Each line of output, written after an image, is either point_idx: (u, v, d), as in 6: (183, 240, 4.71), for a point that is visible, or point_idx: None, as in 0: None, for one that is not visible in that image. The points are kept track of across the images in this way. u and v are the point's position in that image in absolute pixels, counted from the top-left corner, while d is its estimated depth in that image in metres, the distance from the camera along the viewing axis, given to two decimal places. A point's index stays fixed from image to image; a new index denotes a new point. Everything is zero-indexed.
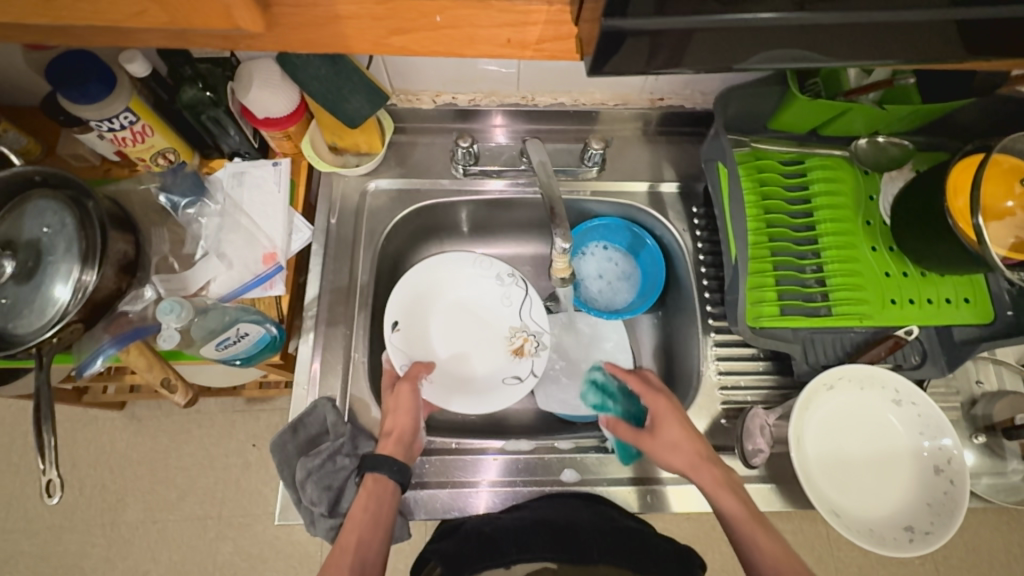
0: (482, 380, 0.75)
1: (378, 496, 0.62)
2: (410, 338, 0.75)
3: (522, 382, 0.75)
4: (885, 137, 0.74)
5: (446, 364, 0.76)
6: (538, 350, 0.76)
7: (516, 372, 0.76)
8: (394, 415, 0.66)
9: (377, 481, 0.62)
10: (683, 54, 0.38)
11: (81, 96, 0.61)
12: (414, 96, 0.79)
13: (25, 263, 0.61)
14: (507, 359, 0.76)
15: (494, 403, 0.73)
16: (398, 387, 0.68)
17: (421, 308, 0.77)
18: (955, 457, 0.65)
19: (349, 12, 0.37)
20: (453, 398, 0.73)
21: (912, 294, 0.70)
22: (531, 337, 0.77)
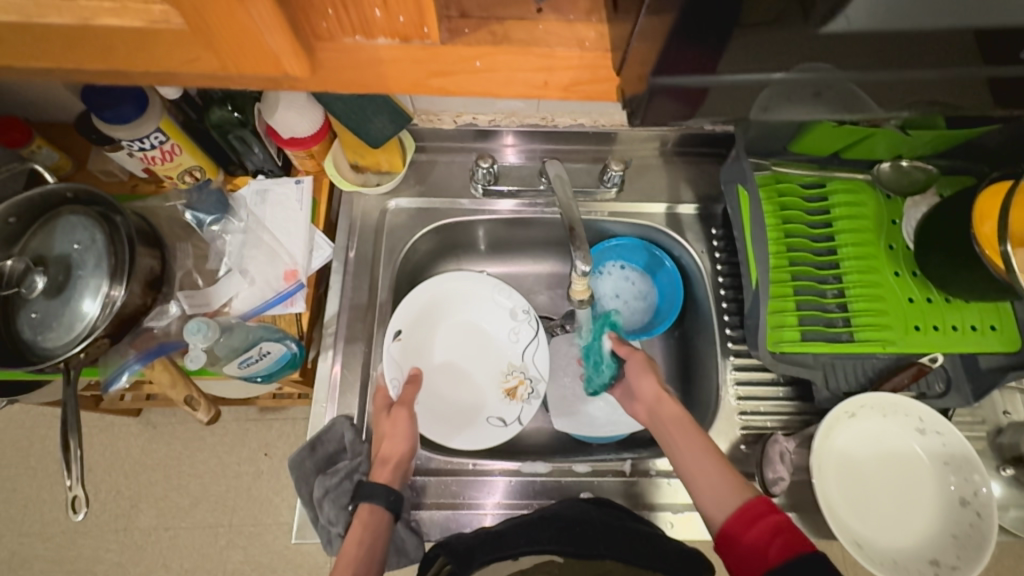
0: (470, 412, 0.75)
1: (372, 528, 0.59)
2: (409, 349, 0.75)
3: (502, 428, 0.73)
4: (909, 161, 0.73)
5: (439, 386, 0.76)
6: (530, 397, 0.75)
7: (501, 416, 0.74)
8: (391, 439, 0.64)
9: (373, 512, 0.60)
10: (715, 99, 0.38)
11: (114, 117, 0.64)
12: (435, 117, 0.79)
13: (55, 278, 0.62)
14: (497, 399, 0.76)
15: (474, 441, 0.72)
16: (395, 411, 0.67)
17: (427, 323, 0.78)
18: (981, 489, 0.63)
19: (391, 57, 0.38)
20: (438, 427, 0.73)
21: (936, 320, 0.68)
22: (527, 380, 0.76)
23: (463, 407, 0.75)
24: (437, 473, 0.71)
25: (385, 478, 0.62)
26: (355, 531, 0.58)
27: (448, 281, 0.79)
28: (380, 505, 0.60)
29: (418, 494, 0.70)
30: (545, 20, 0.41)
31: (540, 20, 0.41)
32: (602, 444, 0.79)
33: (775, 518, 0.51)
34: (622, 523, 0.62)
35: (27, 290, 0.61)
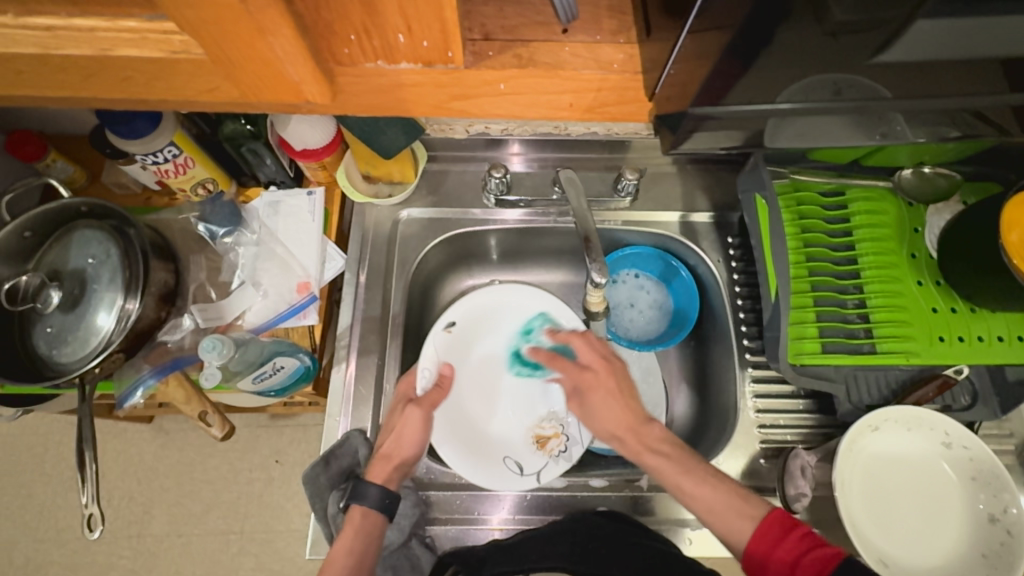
0: (493, 442, 0.72)
1: (366, 533, 0.60)
2: (457, 345, 0.75)
3: (517, 476, 0.69)
4: (931, 167, 0.72)
5: (470, 400, 0.74)
6: (558, 455, 0.70)
7: (520, 462, 0.70)
8: (393, 439, 0.64)
9: (366, 516, 0.60)
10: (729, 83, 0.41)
11: (128, 132, 0.64)
12: (448, 127, 0.79)
13: (71, 293, 0.62)
14: (526, 442, 0.72)
15: (483, 478, 0.68)
16: (408, 409, 0.66)
17: (484, 324, 0.77)
18: (1013, 506, 0.60)
19: (412, 81, 0.45)
20: (451, 440, 0.70)
21: (962, 331, 0.66)
22: (563, 436, 0.72)
23: (486, 434, 0.73)
24: (451, 487, 0.70)
25: (382, 477, 0.62)
26: (345, 536, 0.59)
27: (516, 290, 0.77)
28: (372, 508, 0.60)
29: (432, 509, 0.69)
30: (568, 46, 0.48)
31: (562, 43, 0.49)
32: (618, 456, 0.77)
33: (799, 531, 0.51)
34: (637, 540, 0.61)
35: (43, 304, 0.61)
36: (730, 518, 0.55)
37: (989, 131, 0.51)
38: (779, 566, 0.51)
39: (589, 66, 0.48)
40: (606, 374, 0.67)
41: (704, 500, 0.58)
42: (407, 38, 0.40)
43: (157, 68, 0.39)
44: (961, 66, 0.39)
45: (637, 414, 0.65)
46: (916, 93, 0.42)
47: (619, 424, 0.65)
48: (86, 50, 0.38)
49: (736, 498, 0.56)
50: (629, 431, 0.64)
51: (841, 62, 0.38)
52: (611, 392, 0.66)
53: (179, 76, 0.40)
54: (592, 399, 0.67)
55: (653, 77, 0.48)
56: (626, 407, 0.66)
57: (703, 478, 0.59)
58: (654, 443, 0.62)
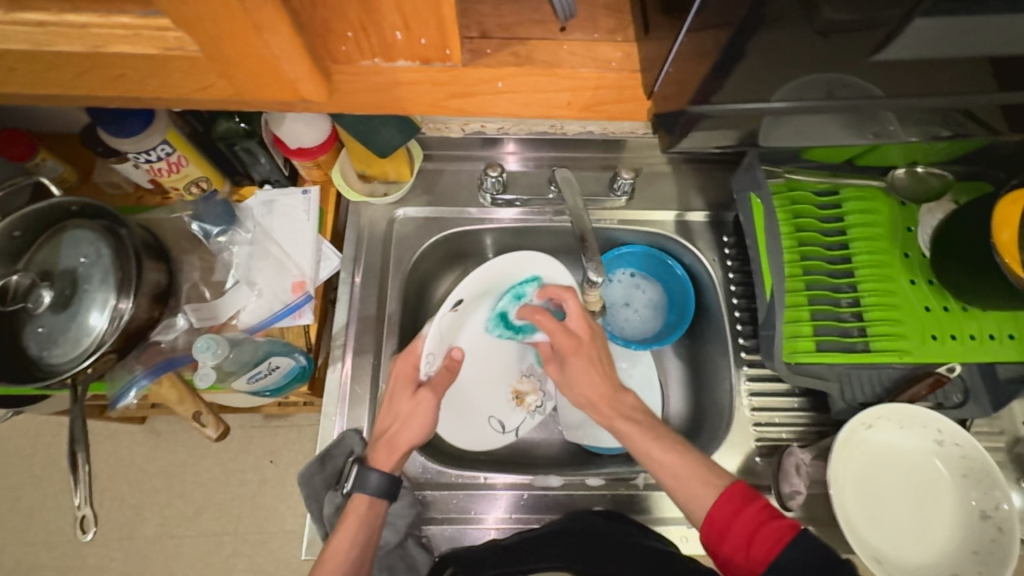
0: (476, 406, 0.74)
1: (369, 524, 0.59)
2: (458, 320, 0.70)
3: (497, 434, 0.75)
4: (924, 166, 0.72)
5: (462, 369, 0.73)
6: (535, 410, 0.77)
7: (502, 421, 0.75)
8: (403, 429, 0.62)
9: (371, 505, 0.60)
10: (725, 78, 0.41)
11: (119, 130, 0.63)
12: (443, 126, 0.79)
13: (62, 293, 0.61)
14: (505, 398, 0.76)
15: (469, 440, 0.73)
16: (420, 393, 0.63)
17: (486, 295, 0.71)
18: (1004, 503, 0.61)
19: (410, 79, 0.45)
20: (445, 418, 0.72)
21: (954, 329, 0.67)
22: (538, 391, 0.77)
23: (473, 399, 0.74)
24: (447, 487, 0.70)
25: (385, 463, 0.62)
26: (348, 527, 0.59)
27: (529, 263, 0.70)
28: (376, 495, 0.60)
29: (427, 509, 0.69)
30: (566, 45, 0.48)
31: (561, 42, 0.48)
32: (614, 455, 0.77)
33: (756, 505, 0.52)
34: (634, 540, 0.61)
35: (34, 304, 0.61)
36: (691, 485, 0.56)
37: (978, 130, 0.51)
38: (735, 537, 0.52)
39: (587, 65, 0.48)
40: (588, 344, 0.66)
41: (671, 466, 0.58)
42: (404, 35, 0.40)
43: (151, 65, 0.39)
44: (954, 65, 0.40)
45: (612, 382, 0.65)
46: (906, 92, 0.43)
47: (596, 391, 0.65)
48: (78, 46, 0.38)
49: (700, 465, 0.58)
50: (608, 395, 0.64)
51: (834, 60, 0.39)
52: (592, 361, 0.65)
53: (174, 73, 0.40)
54: (572, 365, 0.66)
55: (652, 76, 0.48)
56: (604, 377, 0.65)
57: (670, 444, 0.60)
58: (629, 410, 0.64)
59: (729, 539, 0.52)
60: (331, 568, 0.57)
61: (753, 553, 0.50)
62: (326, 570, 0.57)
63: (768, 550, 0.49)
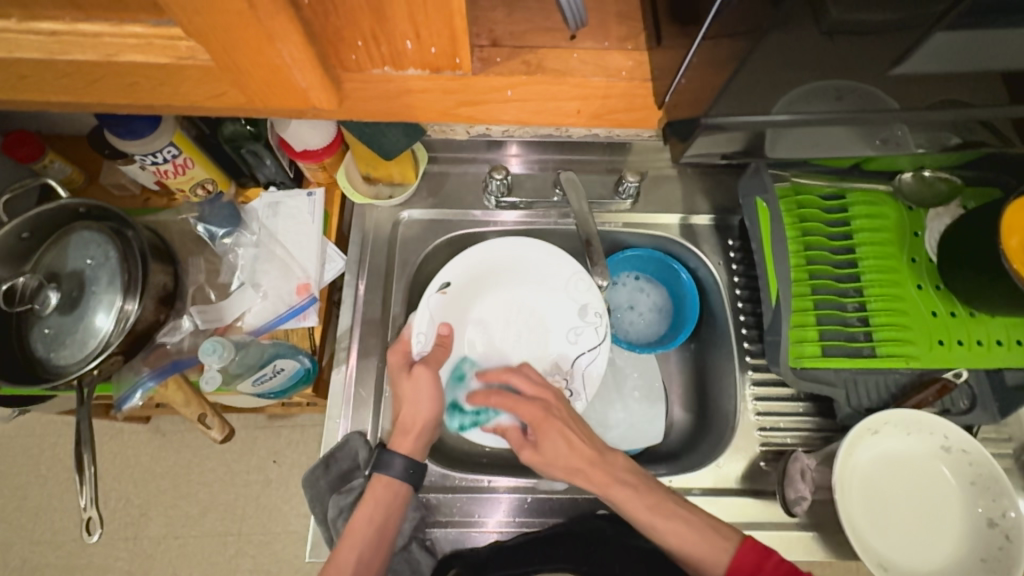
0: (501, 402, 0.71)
1: (386, 504, 0.62)
2: (455, 306, 0.73)
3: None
4: (932, 171, 0.71)
5: (472, 360, 0.73)
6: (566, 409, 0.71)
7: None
8: (413, 406, 0.64)
9: (389, 486, 0.62)
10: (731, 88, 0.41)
11: (127, 132, 0.63)
12: (448, 128, 0.78)
13: (69, 294, 0.62)
14: None
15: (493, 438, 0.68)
16: (416, 370, 0.66)
17: (482, 283, 0.74)
18: (1011, 510, 0.61)
19: (419, 87, 0.45)
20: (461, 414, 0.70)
21: (961, 335, 0.66)
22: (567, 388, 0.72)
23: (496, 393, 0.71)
24: (451, 490, 0.70)
25: (407, 447, 0.63)
26: (367, 506, 0.61)
27: (521, 248, 0.74)
28: (396, 478, 0.62)
29: (431, 512, 0.69)
30: (576, 53, 0.48)
31: (570, 50, 0.49)
32: None
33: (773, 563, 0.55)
34: (632, 544, 0.62)
35: (41, 306, 0.61)
36: (699, 547, 0.58)
37: (988, 138, 0.51)
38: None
39: (597, 73, 0.48)
40: (555, 406, 0.65)
41: (675, 534, 0.58)
42: (415, 45, 0.41)
43: (161, 72, 0.39)
44: (966, 74, 0.39)
45: (595, 446, 0.63)
46: (916, 102, 0.42)
47: (577, 458, 0.62)
48: (90, 55, 0.38)
49: (706, 531, 0.58)
50: (595, 462, 0.62)
51: (845, 70, 0.38)
52: (564, 427, 0.64)
53: (184, 82, 0.40)
54: (543, 439, 0.63)
55: (664, 84, 0.48)
56: (582, 438, 0.64)
57: (672, 512, 0.60)
58: (621, 474, 0.62)
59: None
60: (352, 543, 0.60)
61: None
62: (347, 544, 0.60)
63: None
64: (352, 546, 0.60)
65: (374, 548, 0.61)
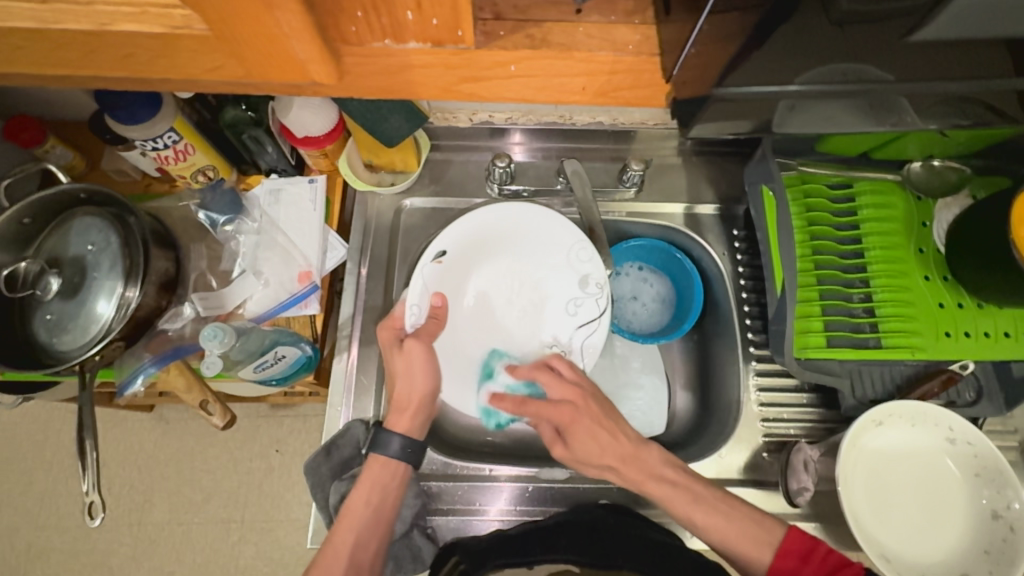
0: (496, 375, 0.71)
1: (382, 484, 0.62)
2: (448, 277, 0.71)
3: (518, 407, 0.70)
4: (941, 160, 0.70)
5: (467, 331, 0.72)
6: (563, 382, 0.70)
7: (521, 393, 0.70)
8: (405, 385, 0.64)
9: (386, 466, 0.63)
10: (736, 65, 0.40)
11: (128, 117, 0.63)
12: (451, 115, 0.78)
13: (70, 280, 0.61)
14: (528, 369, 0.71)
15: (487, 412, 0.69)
16: (407, 344, 0.65)
17: (477, 251, 0.73)
18: (1016, 503, 0.60)
19: (420, 62, 0.44)
20: (458, 387, 0.69)
21: (968, 327, 0.66)
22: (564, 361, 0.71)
23: (489, 366, 0.71)
24: (452, 478, 0.70)
25: (403, 426, 0.64)
26: (363, 488, 0.62)
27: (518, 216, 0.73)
28: (394, 458, 0.62)
29: (433, 500, 0.69)
30: (582, 27, 0.48)
31: (576, 24, 0.48)
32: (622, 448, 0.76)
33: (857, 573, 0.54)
34: (640, 532, 0.61)
35: (43, 291, 0.61)
36: (744, 543, 0.58)
37: (997, 120, 0.50)
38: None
39: (604, 47, 0.47)
40: (584, 403, 0.64)
41: (717, 530, 0.59)
42: (416, 15, 0.40)
43: (159, 44, 0.39)
44: (977, 52, 0.38)
45: (629, 441, 0.64)
46: (926, 82, 0.42)
47: (611, 456, 0.63)
48: (83, 25, 0.38)
49: (748, 524, 0.59)
50: (630, 457, 0.63)
51: (856, 46, 0.38)
52: (596, 423, 0.64)
53: (181, 54, 0.40)
54: (577, 437, 0.63)
55: (670, 61, 0.47)
56: (616, 433, 0.64)
57: (715, 506, 0.60)
58: (659, 470, 0.63)
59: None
60: (348, 524, 0.61)
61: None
62: (345, 525, 0.61)
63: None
64: (350, 528, 0.61)
65: (371, 531, 0.61)
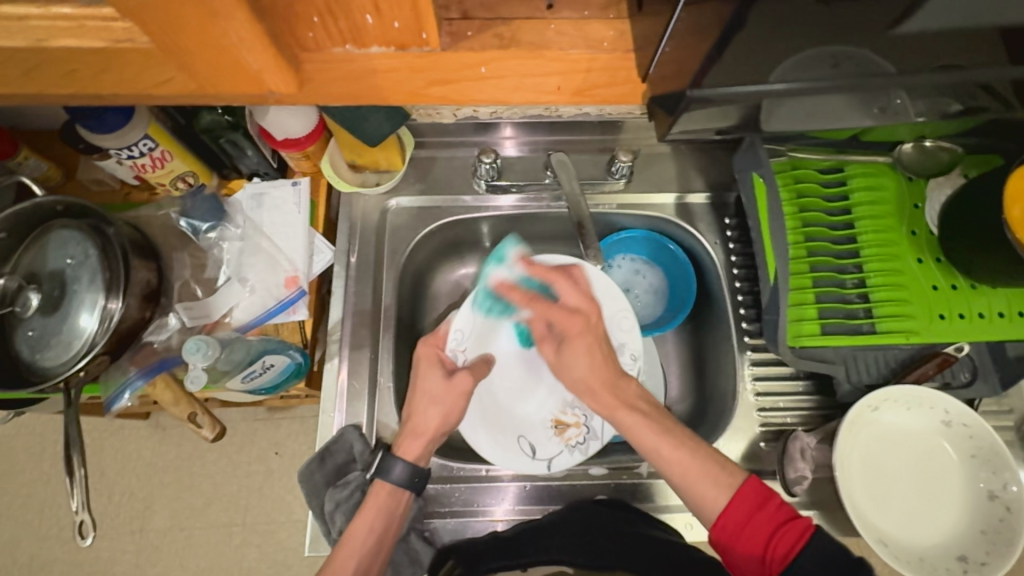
0: (515, 421, 0.69)
1: (388, 511, 0.61)
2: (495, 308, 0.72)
3: (529, 459, 0.67)
4: (933, 141, 0.69)
5: (499, 376, 0.71)
6: (576, 446, 0.67)
7: (535, 446, 0.68)
8: (425, 411, 0.63)
9: (392, 494, 0.62)
10: (713, 60, 0.39)
11: (99, 125, 0.61)
12: (434, 112, 0.75)
13: (50, 294, 0.60)
14: (545, 424, 0.69)
15: (501, 459, 0.66)
16: (456, 376, 0.65)
17: None
18: (1013, 483, 0.60)
19: (388, 66, 0.43)
20: (480, 419, 0.68)
21: (962, 308, 0.65)
22: (583, 425, 0.68)
23: (509, 410, 0.70)
24: (450, 481, 0.69)
25: (414, 453, 0.63)
26: (368, 513, 0.60)
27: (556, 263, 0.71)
28: (398, 485, 0.61)
29: (431, 503, 0.68)
30: (554, 24, 0.46)
31: (547, 21, 0.47)
32: (616, 443, 0.76)
33: (771, 508, 0.53)
34: (637, 529, 0.60)
35: (22, 308, 0.60)
36: (703, 489, 0.56)
37: (985, 103, 0.49)
38: (745, 541, 0.52)
39: (578, 45, 0.46)
40: (593, 320, 0.67)
41: (681, 463, 0.58)
42: (376, 19, 0.39)
43: (107, 55, 0.38)
44: (957, 37, 0.38)
45: (616, 370, 0.65)
46: (901, 70, 0.41)
47: (595, 378, 0.64)
48: (18, 42, 0.37)
49: (721, 468, 0.56)
50: (614, 381, 0.64)
51: (835, 32, 0.37)
52: (596, 344, 0.66)
53: (131, 68, 0.39)
54: (572, 348, 0.66)
55: (646, 56, 0.46)
56: (607, 359, 0.65)
57: (677, 448, 0.58)
58: (632, 400, 0.63)
59: (740, 544, 0.52)
60: (350, 551, 0.59)
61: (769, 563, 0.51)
62: (345, 551, 0.59)
63: (784, 555, 0.50)
64: (350, 555, 0.59)
65: (372, 557, 0.60)
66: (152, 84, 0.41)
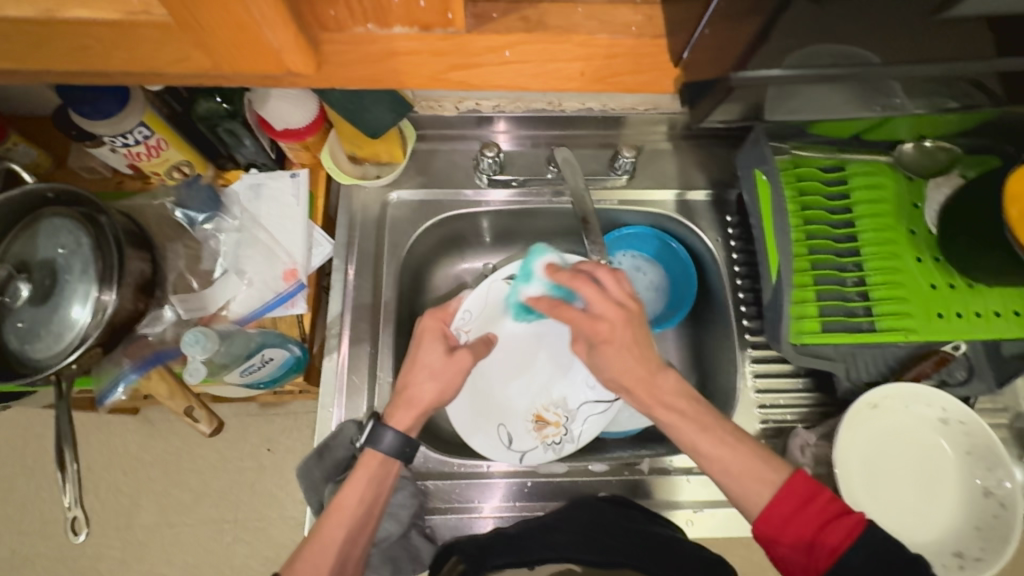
0: (498, 408, 0.72)
1: (379, 479, 0.59)
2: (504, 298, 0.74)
3: (502, 448, 0.69)
4: (933, 141, 0.69)
5: (494, 360, 0.73)
6: (551, 444, 0.69)
7: (511, 436, 0.70)
8: (421, 383, 0.61)
9: (383, 463, 0.59)
10: None
11: (93, 111, 0.59)
12: (436, 104, 0.75)
13: (40, 284, 0.58)
14: (527, 417, 0.71)
15: (473, 439, 0.69)
16: (457, 352, 0.63)
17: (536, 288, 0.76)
18: (1007, 480, 0.61)
19: (406, 48, 0.43)
20: (466, 403, 0.71)
21: (959, 307, 0.65)
22: (563, 425, 0.70)
23: (495, 398, 0.72)
24: (449, 476, 0.69)
25: (405, 423, 0.60)
26: (360, 482, 0.58)
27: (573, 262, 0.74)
28: (389, 455, 0.59)
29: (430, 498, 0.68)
30: (581, 8, 0.46)
31: (574, 5, 0.46)
32: (617, 439, 0.76)
33: (820, 502, 0.51)
34: (639, 526, 0.60)
35: (11, 298, 0.58)
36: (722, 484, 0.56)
37: (988, 102, 0.50)
38: (792, 535, 0.51)
39: (602, 30, 0.45)
40: (625, 324, 0.59)
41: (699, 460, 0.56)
42: None
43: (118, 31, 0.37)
44: (974, 30, 0.38)
45: (650, 365, 0.60)
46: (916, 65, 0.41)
47: (629, 378, 0.60)
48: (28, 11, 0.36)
49: (745, 457, 0.55)
50: (647, 377, 0.60)
51: (852, 25, 0.37)
52: (630, 343, 0.60)
53: (141, 42, 0.38)
54: (605, 351, 0.61)
55: (678, 40, 0.46)
56: (642, 359, 0.60)
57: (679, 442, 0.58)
58: (670, 398, 0.59)
59: (786, 535, 0.51)
60: (338, 519, 0.56)
61: (816, 554, 0.50)
62: (334, 519, 0.56)
63: (836, 546, 0.49)
64: (340, 524, 0.56)
65: (361, 528, 0.57)
66: (160, 63, 0.40)
